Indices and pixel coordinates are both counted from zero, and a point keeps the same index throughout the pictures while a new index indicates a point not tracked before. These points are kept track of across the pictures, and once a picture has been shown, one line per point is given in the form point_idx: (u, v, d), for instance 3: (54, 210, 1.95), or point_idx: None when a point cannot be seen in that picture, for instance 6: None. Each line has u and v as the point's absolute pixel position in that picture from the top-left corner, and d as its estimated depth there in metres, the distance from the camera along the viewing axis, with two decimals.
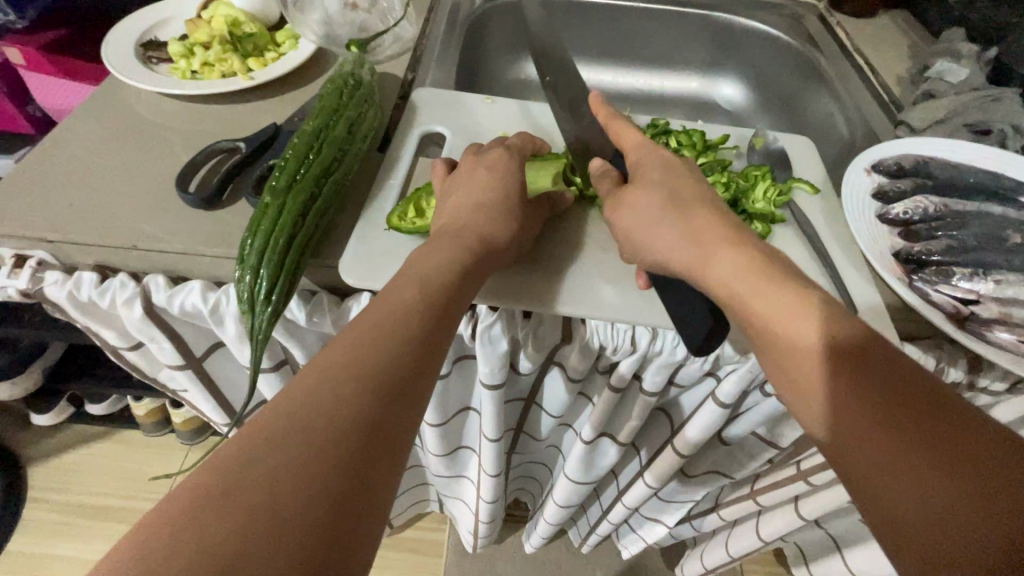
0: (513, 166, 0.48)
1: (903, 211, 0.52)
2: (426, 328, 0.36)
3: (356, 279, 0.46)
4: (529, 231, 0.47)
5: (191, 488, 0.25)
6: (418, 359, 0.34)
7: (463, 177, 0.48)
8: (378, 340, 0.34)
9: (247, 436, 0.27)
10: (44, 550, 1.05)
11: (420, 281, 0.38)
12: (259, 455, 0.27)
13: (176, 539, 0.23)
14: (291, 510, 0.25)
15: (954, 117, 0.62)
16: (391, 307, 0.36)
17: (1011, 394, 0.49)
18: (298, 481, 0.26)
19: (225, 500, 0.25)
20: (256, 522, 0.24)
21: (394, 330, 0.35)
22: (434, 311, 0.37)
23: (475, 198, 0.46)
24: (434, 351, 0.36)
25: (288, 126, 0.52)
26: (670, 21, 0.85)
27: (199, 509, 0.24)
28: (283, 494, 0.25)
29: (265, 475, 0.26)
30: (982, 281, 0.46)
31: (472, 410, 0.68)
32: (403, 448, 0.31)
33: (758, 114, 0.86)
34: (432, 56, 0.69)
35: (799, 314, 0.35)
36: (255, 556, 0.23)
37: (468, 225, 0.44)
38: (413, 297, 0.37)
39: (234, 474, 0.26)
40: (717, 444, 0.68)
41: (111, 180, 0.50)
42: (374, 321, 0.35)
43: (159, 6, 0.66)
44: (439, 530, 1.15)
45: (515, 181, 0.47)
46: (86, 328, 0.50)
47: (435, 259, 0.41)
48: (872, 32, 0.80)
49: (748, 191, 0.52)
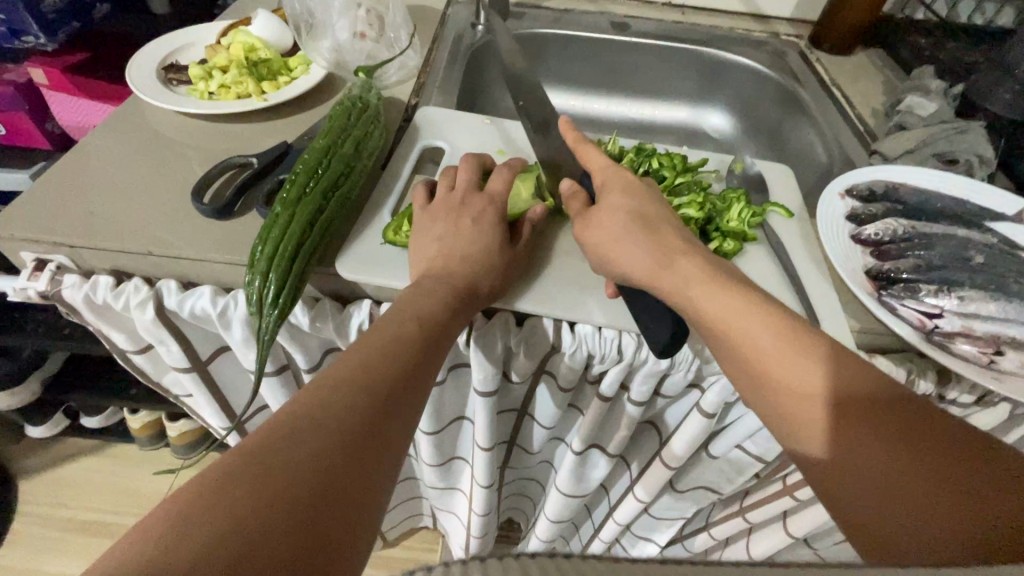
0: (498, 207, 0.52)
1: (874, 232, 0.55)
2: (419, 355, 0.40)
3: (349, 271, 0.50)
4: (512, 263, 0.50)
5: (215, 471, 0.28)
6: (411, 378, 0.38)
7: (454, 205, 0.51)
8: (378, 360, 0.38)
9: (266, 432, 0.31)
10: (32, 564, 1.05)
11: (417, 310, 0.43)
12: (278, 445, 0.30)
13: (205, 511, 0.26)
14: (303, 491, 0.28)
15: (924, 147, 0.66)
16: (390, 335, 0.40)
17: (981, 406, 0.52)
18: (308, 472, 0.29)
19: (250, 478, 0.28)
20: (274, 498, 0.27)
21: (393, 356, 0.39)
22: (426, 342, 0.41)
23: (463, 234, 0.49)
24: (423, 373, 0.40)
25: (298, 144, 0.56)
26: (660, 56, 0.90)
27: (217, 494, 0.26)
28: (298, 481, 0.28)
29: (283, 460, 0.29)
30: (947, 297, 0.49)
31: (466, 419, 0.69)
32: (395, 456, 0.34)
33: (744, 142, 0.91)
34: (434, 83, 0.74)
35: (756, 324, 0.39)
36: (272, 524, 0.26)
37: (457, 263, 0.47)
38: (409, 326, 0.41)
39: (249, 465, 0.28)
40: (705, 458, 0.70)
41: (131, 192, 0.53)
42: (375, 344, 0.39)
43: (181, 33, 0.70)
44: (431, 549, 1.15)
45: (498, 218, 0.51)
46: (98, 330, 0.53)
47: (426, 290, 0.45)
48: (850, 68, 0.85)
49: (723, 211, 0.55)
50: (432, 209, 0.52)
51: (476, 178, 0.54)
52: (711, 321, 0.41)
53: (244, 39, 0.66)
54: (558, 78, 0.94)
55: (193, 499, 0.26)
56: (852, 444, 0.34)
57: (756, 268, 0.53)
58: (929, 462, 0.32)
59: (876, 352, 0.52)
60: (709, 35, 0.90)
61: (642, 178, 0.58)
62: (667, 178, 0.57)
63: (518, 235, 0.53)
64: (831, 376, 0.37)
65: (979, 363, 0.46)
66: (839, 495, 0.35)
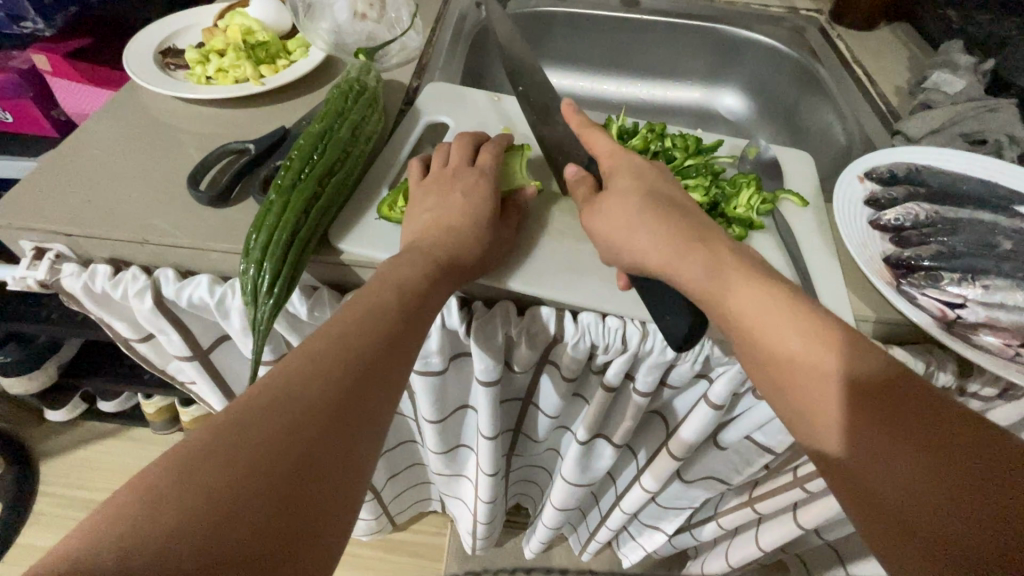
0: (495, 184, 0.50)
1: (894, 217, 0.52)
2: (404, 326, 0.39)
3: (346, 245, 0.49)
4: (507, 246, 0.49)
5: (192, 444, 0.27)
6: (392, 350, 0.37)
7: (444, 186, 0.49)
8: (360, 331, 0.37)
9: (247, 403, 0.30)
10: (52, 543, 1.08)
11: (402, 282, 0.41)
12: (258, 420, 0.29)
13: (178, 489, 0.25)
14: (278, 467, 0.28)
15: (950, 126, 0.63)
16: (371, 304, 0.39)
17: (1004, 400, 0.49)
18: (285, 447, 0.29)
19: (224, 455, 0.27)
20: (252, 474, 0.27)
21: (376, 326, 0.38)
22: (412, 312, 0.40)
23: (454, 209, 0.48)
24: (407, 344, 0.39)
25: (296, 129, 0.55)
26: (671, 34, 0.87)
27: (187, 472, 0.26)
28: (275, 455, 0.28)
29: (260, 434, 0.28)
30: (971, 286, 0.46)
31: (469, 407, 0.69)
32: (375, 428, 0.34)
33: (758, 123, 0.89)
34: (437, 64, 0.72)
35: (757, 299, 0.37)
36: (247, 504, 0.26)
37: (448, 238, 0.46)
38: (393, 297, 0.40)
39: (227, 438, 0.28)
40: (714, 448, 0.68)
41: (128, 179, 0.52)
42: (361, 313, 0.38)
43: (180, 16, 0.69)
44: (440, 533, 1.16)
45: (493, 197, 0.49)
46: (100, 319, 0.52)
47: (410, 263, 0.43)
48: (874, 44, 0.81)
49: (731, 196, 0.53)
50: (426, 186, 0.50)
51: (470, 157, 0.52)
52: (748, 294, 0.38)
53: (242, 23, 0.65)
54: (566, 59, 0.91)
55: (166, 475, 0.26)
56: (868, 431, 0.33)
57: (763, 257, 0.51)
58: (943, 449, 0.31)
59: (894, 344, 0.50)
60: (724, 11, 0.86)
61: (653, 158, 0.56)
62: (677, 160, 0.55)
63: (514, 217, 0.51)
64: (837, 345, 0.35)
65: (1003, 357, 0.43)
66: (863, 487, 0.32)
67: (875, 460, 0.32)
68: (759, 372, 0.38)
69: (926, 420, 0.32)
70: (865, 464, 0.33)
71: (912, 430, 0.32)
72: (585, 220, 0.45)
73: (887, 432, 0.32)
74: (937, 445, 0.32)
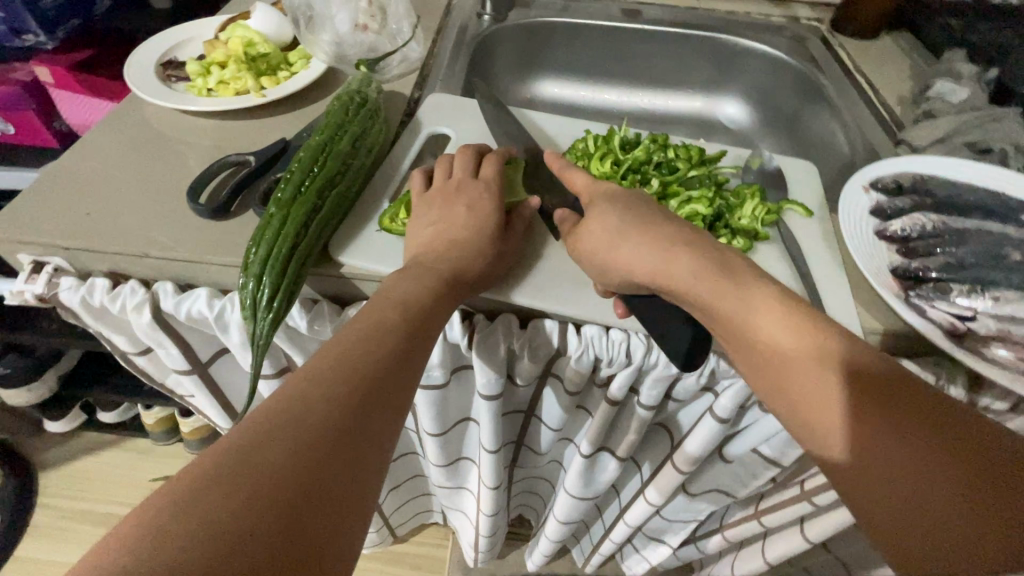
0: (496, 195, 0.50)
1: (900, 228, 0.52)
2: (407, 342, 0.39)
3: (347, 258, 0.49)
4: (509, 258, 0.48)
5: (195, 474, 0.27)
6: (395, 367, 0.37)
7: (445, 198, 0.49)
8: (360, 349, 0.36)
9: (248, 428, 0.29)
10: (50, 556, 1.06)
11: (404, 299, 0.41)
12: (260, 445, 0.28)
13: (181, 519, 0.24)
14: (282, 492, 0.27)
15: (954, 135, 0.62)
16: (371, 323, 0.38)
17: (1015, 413, 0.48)
18: (289, 470, 0.28)
19: (227, 482, 0.26)
20: (255, 500, 0.26)
21: (377, 343, 0.37)
22: (414, 328, 0.40)
23: (455, 221, 0.47)
24: (410, 361, 0.38)
25: (296, 141, 0.54)
26: (671, 43, 0.87)
27: (190, 501, 0.25)
28: (279, 479, 0.27)
29: (262, 459, 0.28)
30: (981, 298, 0.46)
31: (471, 420, 0.68)
32: (381, 446, 0.33)
33: (759, 132, 0.88)
34: (439, 75, 0.71)
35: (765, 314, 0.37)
36: (252, 531, 0.25)
37: (450, 251, 0.45)
38: (394, 314, 0.39)
39: (229, 465, 0.27)
40: (719, 461, 0.67)
41: (127, 192, 0.52)
42: (362, 332, 0.37)
43: (183, 28, 0.69)
44: (441, 546, 1.14)
45: (494, 209, 0.49)
46: (98, 333, 0.52)
47: (412, 280, 0.42)
48: (876, 53, 0.81)
49: (735, 207, 0.52)
50: (427, 198, 0.50)
51: (470, 168, 0.52)
52: (756, 310, 0.37)
53: (243, 34, 0.65)
54: (566, 69, 0.91)
55: (168, 507, 0.25)
56: (876, 441, 0.32)
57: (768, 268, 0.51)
58: (951, 454, 0.31)
59: (903, 357, 0.49)
60: (725, 20, 0.86)
61: (656, 169, 0.55)
62: (680, 170, 0.54)
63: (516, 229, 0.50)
64: (845, 361, 0.34)
65: (1016, 371, 0.42)
66: (872, 493, 0.32)
67: (885, 467, 0.32)
68: (767, 387, 0.37)
69: (932, 425, 0.32)
70: (873, 470, 0.32)
71: (919, 437, 0.32)
72: (587, 232, 0.45)
73: (896, 439, 0.32)
74: (944, 449, 0.31)
